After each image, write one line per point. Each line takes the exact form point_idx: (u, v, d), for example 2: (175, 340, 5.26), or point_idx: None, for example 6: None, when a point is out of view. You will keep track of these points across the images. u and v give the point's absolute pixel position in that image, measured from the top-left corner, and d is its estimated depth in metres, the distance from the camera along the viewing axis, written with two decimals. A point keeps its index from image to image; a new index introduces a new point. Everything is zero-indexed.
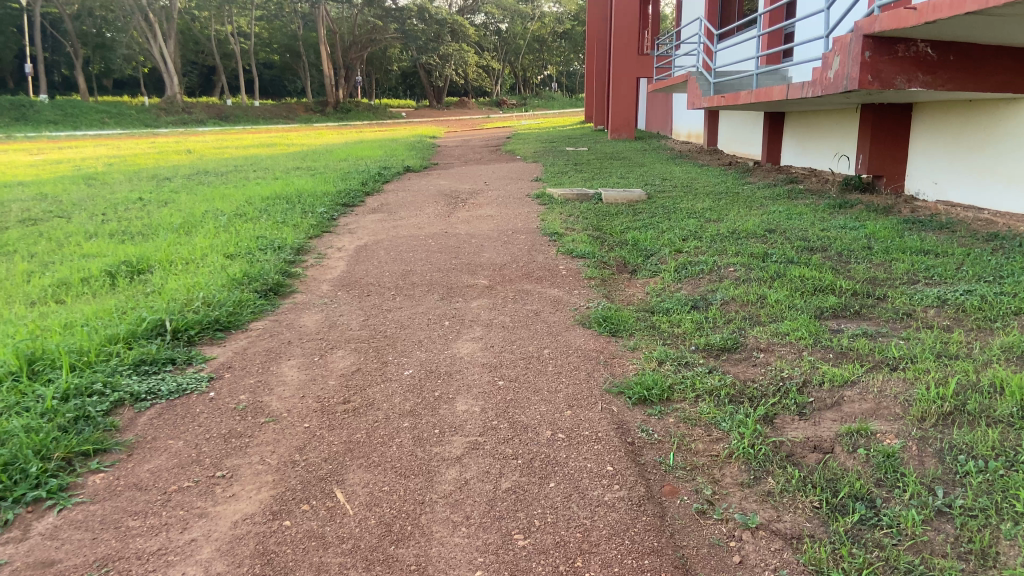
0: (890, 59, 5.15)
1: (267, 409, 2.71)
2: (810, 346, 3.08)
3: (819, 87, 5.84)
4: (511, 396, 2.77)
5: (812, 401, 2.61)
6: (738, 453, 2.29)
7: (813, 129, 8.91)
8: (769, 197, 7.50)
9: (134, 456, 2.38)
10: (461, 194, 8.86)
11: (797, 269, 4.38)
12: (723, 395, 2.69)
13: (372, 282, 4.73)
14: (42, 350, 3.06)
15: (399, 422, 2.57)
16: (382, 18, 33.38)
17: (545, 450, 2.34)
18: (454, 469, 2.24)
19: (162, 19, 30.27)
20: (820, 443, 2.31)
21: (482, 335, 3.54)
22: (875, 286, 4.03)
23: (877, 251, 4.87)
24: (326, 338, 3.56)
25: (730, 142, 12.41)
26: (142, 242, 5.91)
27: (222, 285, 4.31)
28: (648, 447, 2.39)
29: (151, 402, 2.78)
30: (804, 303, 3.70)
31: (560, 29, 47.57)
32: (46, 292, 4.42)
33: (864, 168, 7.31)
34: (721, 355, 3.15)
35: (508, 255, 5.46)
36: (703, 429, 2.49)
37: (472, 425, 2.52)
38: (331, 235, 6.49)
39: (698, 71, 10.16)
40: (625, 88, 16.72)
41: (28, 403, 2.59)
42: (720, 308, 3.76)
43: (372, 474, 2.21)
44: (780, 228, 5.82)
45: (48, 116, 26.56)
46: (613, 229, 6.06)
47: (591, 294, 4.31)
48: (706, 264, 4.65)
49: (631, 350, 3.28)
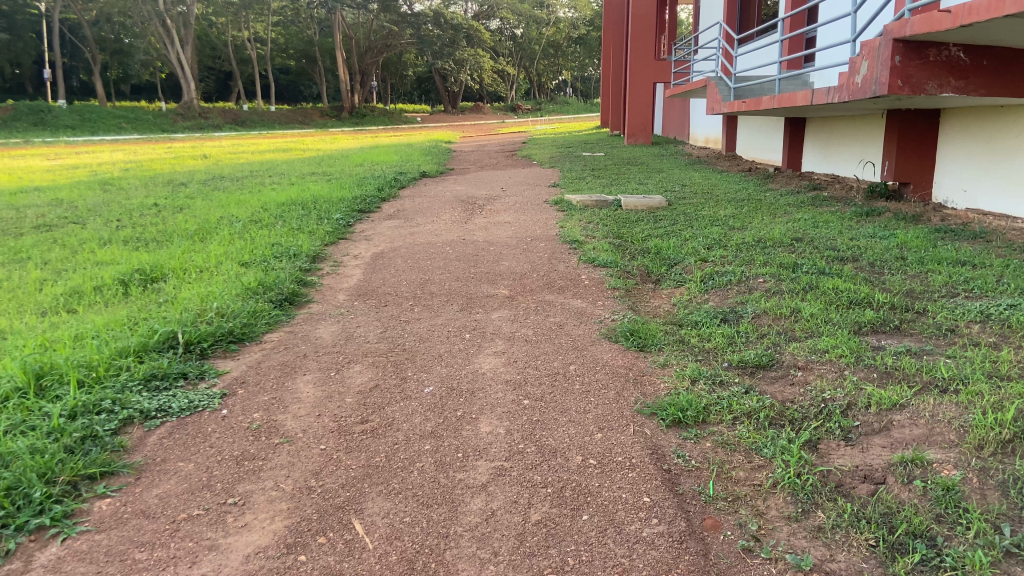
0: (921, 64, 4.96)
1: (281, 429, 2.59)
2: (851, 364, 2.92)
3: (846, 92, 5.65)
4: (537, 417, 2.63)
5: (857, 425, 2.45)
6: (783, 483, 2.15)
7: (837, 135, 8.72)
8: (793, 204, 7.32)
9: (142, 480, 2.27)
10: (478, 200, 8.72)
11: (830, 280, 4.21)
12: (763, 418, 2.54)
13: (389, 292, 4.62)
14: (50, 365, 2.96)
15: (420, 444, 2.44)
16: (397, 23, 33.33)
17: (576, 478, 2.20)
18: (480, 498, 2.10)
19: (179, 24, 30.45)
20: (871, 473, 2.16)
21: (504, 349, 3.41)
22: (914, 299, 3.85)
23: (911, 261, 4.69)
24: (343, 351, 3.43)
25: (749, 148, 12.22)
26: (157, 249, 5.83)
27: (237, 295, 4.21)
28: (685, 474, 2.24)
29: (161, 421, 2.67)
30: (841, 317, 3.53)
31: (576, 34, 47.19)
32: (58, 301, 4.34)
33: (891, 175, 7.11)
34: (756, 373, 3.00)
35: (527, 263, 5.33)
36: (743, 455, 2.34)
37: (497, 449, 2.39)
38: (347, 241, 6.39)
39: (718, 76, 9.98)
40: (641, 93, 16.47)
41: (34, 422, 2.48)
42: (751, 322, 3.60)
43: (392, 503, 2.08)
44: (807, 237, 5.65)
45: (65, 121, 26.74)
46: (635, 237, 5.91)
47: (615, 305, 4.17)
48: (734, 274, 4.49)
49: (661, 367, 3.13)
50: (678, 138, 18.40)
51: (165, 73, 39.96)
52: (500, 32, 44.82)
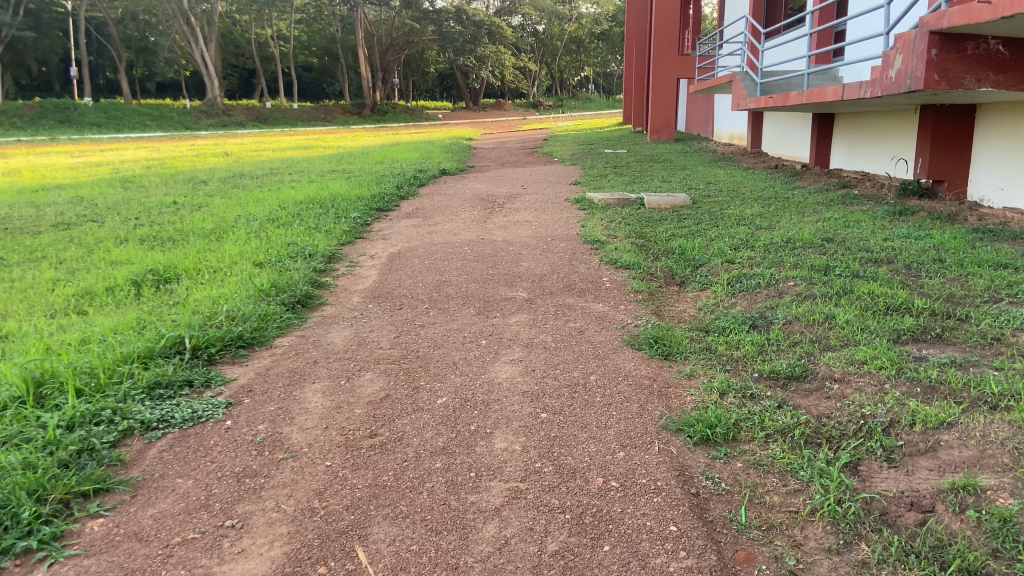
0: (958, 57, 4.72)
1: (286, 443, 2.46)
2: (892, 377, 2.72)
3: (879, 86, 5.41)
4: (556, 432, 2.48)
5: (901, 444, 2.27)
6: (822, 510, 1.98)
7: (867, 132, 8.47)
8: (823, 203, 7.08)
9: (138, 498, 2.15)
10: (499, 198, 8.58)
11: (865, 284, 4.01)
12: (797, 436, 2.37)
13: (404, 294, 4.49)
14: (51, 372, 2.86)
15: (430, 462, 2.30)
16: (419, 21, 33.32)
17: (596, 502, 2.05)
18: (492, 524, 1.95)
19: (204, 22, 30.58)
20: (918, 500, 1.98)
21: (521, 356, 3.27)
22: (956, 305, 3.64)
23: (950, 264, 4.47)
24: (354, 358, 3.30)
25: (775, 144, 11.94)
26: (172, 249, 5.75)
27: (248, 297, 4.10)
28: (715, 499, 2.08)
29: (163, 432, 2.56)
30: (879, 324, 3.34)
31: (599, 30, 46.69)
32: (69, 302, 4.27)
33: (924, 172, 6.86)
34: (789, 385, 2.82)
35: (547, 264, 5.18)
36: (777, 478, 2.17)
37: (512, 467, 2.24)
38: (364, 241, 6.28)
39: (743, 71, 9.72)
40: (664, 90, 16.23)
41: (29, 433, 2.38)
42: (782, 328, 3.43)
43: (399, 528, 1.94)
44: (838, 237, 5.43)
45: (92, 119, 27.00)
46: (658, 236, 5.73)
47: (638, 309, 4.01)
48: (763, 277, 4.30)
49: (687, 378, 2.96)
50: (701, 134, 18.13)
51: (190, 70, 40.18)
52: (522, 29, 44.71)
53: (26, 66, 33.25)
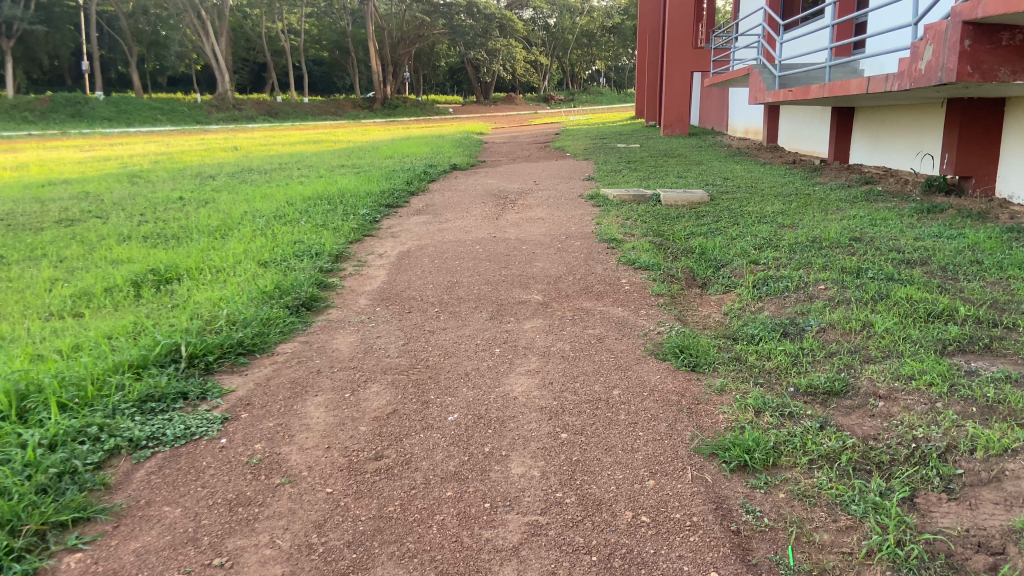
0: (993, 49, 4.46)
1: (284, 465, 2.26)
2: (944, 396, 2.49)
3: (906, 78, 5.15)
4: (578, 456, 2.27)
5: (960, 473, 2.05)
6: (881, 553, 1.76)
7: (891, 125, 8.19)
8: (847, 199, 6.82)
9: (120, 528, 1.96)
10: (510, 194, 8.36)
11: (902, 287, 3.77)
12: (845, 463, 2.15)
13: (414, 296, 4.29)
14: (36, 384, 2.67)
15: (441, 490, 2.10)
16: (430, 14, 33.20)
17: (625, 541, 1.84)
18: (510, 567, 1.75)
19: (214, 16, 30.43)
20: (987, 540, 1.77)
21: (538, 367, 3.06)
22: (1002, 312, 3.39)
23: (989, 266, 4.21)
24: (360, 368, 3.10)
25: (793, 138, 11.65)
26: (174, 247, 5.56)
27: (250, 300, 3.91)
28: (758, 537, 1.87)
29: (152, 451, 2.37)
30: (922, 333, 3.10)
31: (611, 23, 46.22)
32: (64, 304, 4.08)
33: (951, 168, 6.59)
34: (829, 402, 2.60)
35: (562, 264, 4.97)
36: (826, 512, 1.95)
37: (531, 497, 2.04)
38: (373, 238, 6.10)
39: (761, 64, 9.43)
40: (679, 82, 15.96)
41: (7, 454, 2.18)
42: (816, 337, 3.20)
43: (404, 571, 1.74)
44: (867, 236, 5.18)
45: (102, 113, 26.89)
46: (677, 235, 5.51)
47: (660, 314, 3.79)
48: (791, 280, 4.06)
49: (717, 393, 2.74)
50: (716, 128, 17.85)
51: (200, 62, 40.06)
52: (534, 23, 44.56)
53: (39, 60, 33.21)
